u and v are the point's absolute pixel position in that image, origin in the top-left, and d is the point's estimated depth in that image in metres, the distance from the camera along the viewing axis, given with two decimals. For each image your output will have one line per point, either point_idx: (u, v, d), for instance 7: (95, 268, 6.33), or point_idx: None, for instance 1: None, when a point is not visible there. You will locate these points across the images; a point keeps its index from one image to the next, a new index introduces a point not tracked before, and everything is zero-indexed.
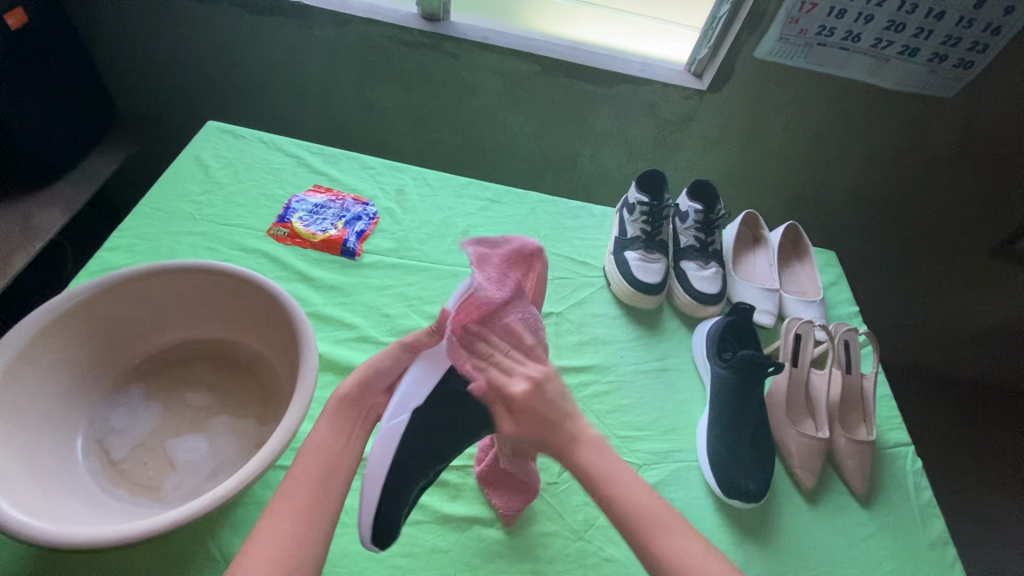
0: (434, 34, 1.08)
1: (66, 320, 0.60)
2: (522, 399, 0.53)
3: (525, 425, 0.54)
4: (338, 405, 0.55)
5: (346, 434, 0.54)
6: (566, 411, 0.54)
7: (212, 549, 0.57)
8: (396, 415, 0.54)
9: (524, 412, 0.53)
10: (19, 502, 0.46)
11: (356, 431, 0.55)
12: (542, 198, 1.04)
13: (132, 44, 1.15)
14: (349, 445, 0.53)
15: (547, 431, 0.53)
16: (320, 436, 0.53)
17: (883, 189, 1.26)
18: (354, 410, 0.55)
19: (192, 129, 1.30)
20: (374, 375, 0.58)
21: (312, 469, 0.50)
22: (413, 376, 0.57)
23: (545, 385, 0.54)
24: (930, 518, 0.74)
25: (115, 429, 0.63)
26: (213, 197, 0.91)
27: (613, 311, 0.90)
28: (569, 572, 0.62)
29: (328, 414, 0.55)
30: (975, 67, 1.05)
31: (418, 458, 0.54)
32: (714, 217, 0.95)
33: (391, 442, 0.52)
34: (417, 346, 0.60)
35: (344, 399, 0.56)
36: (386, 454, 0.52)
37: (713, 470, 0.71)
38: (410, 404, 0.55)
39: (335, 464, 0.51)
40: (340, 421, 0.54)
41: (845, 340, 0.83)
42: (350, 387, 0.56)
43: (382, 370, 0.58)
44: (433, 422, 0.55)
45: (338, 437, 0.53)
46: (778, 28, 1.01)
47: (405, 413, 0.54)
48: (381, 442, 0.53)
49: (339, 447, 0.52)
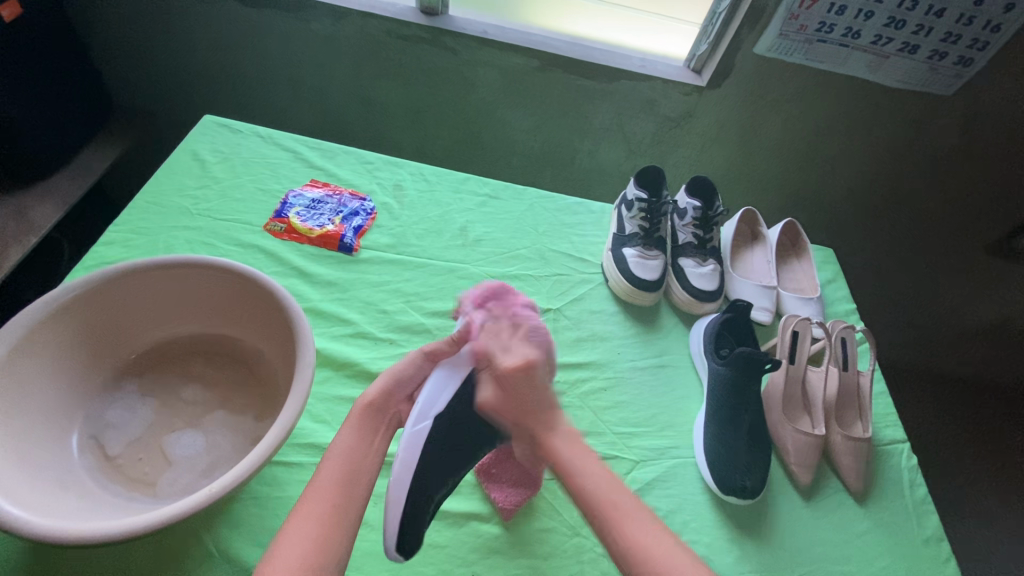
0: (432, 29, 1.07)
1: (62, 314, 0.59)
2: (508, 373, 0.55)
3: (502, 397, 0.56)
4: (363, 412, 0.56)
5: (369, 437, 0.54)
6: (542, 401, 0.56)
7: (208, 546, 0.57)
8: (419, 421, 0.56)
9: (506, 382, 0.55)
10: (12, 496, 0.46)
11: (380, 435, 0.56)
12: (540, 194, 1.04)
13: (128, 38, 1.15)
14: (372, 450, 0.54)
15: (521, 411, 0.56)
16: (344, 441, 0.53)
17: (879, 187, 1.26)
18: (380, 415, 0.56)
19: (188, 123, 1.29)
20: (396, 382, 0.59)
21: (337, 468, 0.51)
22: (434, 383, 0.58)
23: (529, 374, 0.55)
24: (924, 515, 0.74)
25: (112, 424, 0.63)
26: (209, 191, 0.90)
27: (610, 308, 0.90)
28: (565, 568, 0.62)
29: (353, 418, 0.55)
30: (975, 65, 1.05)
31: (435, 468, 0.56)
32: (713, 214, 0.95)
33: (417, 447, 0.55)
34: (436, 355, 0.61)
35: (368, 407, 0.56)
36: (413, 456, 0.54)
37: (708, 467, 0.72)
38: (432, 411, 0.57)
39: (356, 468, 0.52)
40: (363, 428, 0.55)
41: (842, 337, 0.84)
42: (374, 395, 0.57)
43: (404, 379, 0.59)
44: (455, 427, 0.58)
45: (362, 442, 0.54)
46: (779, 24, 1.00)
47: (428, 419, 0.56)
48: (405, 445, 0.55)
49: (363, 448, 0.53)
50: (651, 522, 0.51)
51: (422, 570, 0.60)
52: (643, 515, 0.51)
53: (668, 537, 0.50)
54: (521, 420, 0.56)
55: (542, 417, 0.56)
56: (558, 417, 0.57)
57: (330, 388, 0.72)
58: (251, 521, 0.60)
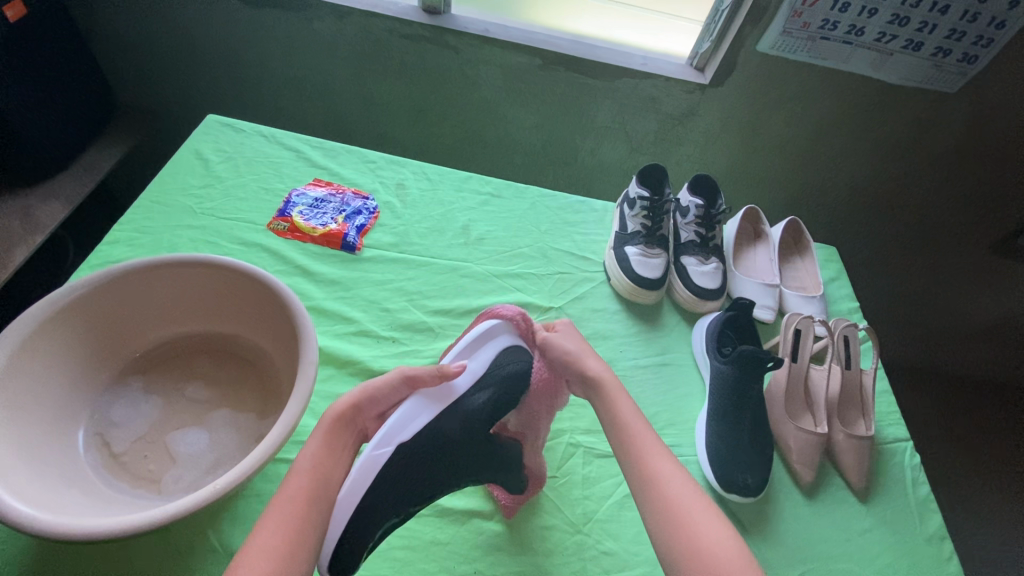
0: (434, 27, 1.07)
1: (68, 312, 0.60)
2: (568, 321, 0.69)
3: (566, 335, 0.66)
4: (334, 423, 0.55)
5: (338, 450, 0.54)
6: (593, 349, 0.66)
7: (213, 541, 0.58)
8: (380, 445, 0.55)
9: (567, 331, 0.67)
10: (21, 493, 0.47)
11: (346, 451, 0.55)
12: (542, 192, 1.04)
13: (132, 37, 1.15)
14: (340, 463, 0.54)
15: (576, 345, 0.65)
16: (314, 451, 0.53)
17: (883, 185, 1.26)
18: (347, 430, 0.56)
19: (191, 123, 1.30)
20: (368, 401, 0.57)
21: (308, 476, 0.51)
22: (409, 409, 0.58)
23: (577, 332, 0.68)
24: (927, 513, 0.74)
25: (117, 422, 0.63)
26: (213, 191, 0.91)
27: (612, 307, 0.90)
28: (567, 565, 0.63)
29: (322, 429, 0.55)
30: (979, 62, 1.05)
31: (392, 495, 0.55)
32: (715, 212, 0.95)
33: (368, 474, 0.53)
34: (417, 381, 0.59)
35: (340, 418, 0.56)
36: (366, 479, 0.53)
37: (711, 465, 0.72)
38: (399, 437, 0.56)
39: (325, 479, 0.52)
40: (333, 439, 0.54)
41: (845, 335, 0.84)
42: (345, 406, 0.56)
43: (377, 399, 0.58)
44: (417, 459, 0.56)
45: (332, 454, 0.54)
46: (782, 21, 1.00)
47: (392, 444, 0.55)
48: (362, 466, 0.54)
49: (331, 460, 0.53)
50: (675, 462, 0.56)
51: (426, 566, 0.60)
52: (667, 456, 0.56)
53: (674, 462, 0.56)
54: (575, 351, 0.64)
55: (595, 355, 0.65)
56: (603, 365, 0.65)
57: (334, 386, 0.72)
58: (255, 518, 0.60)
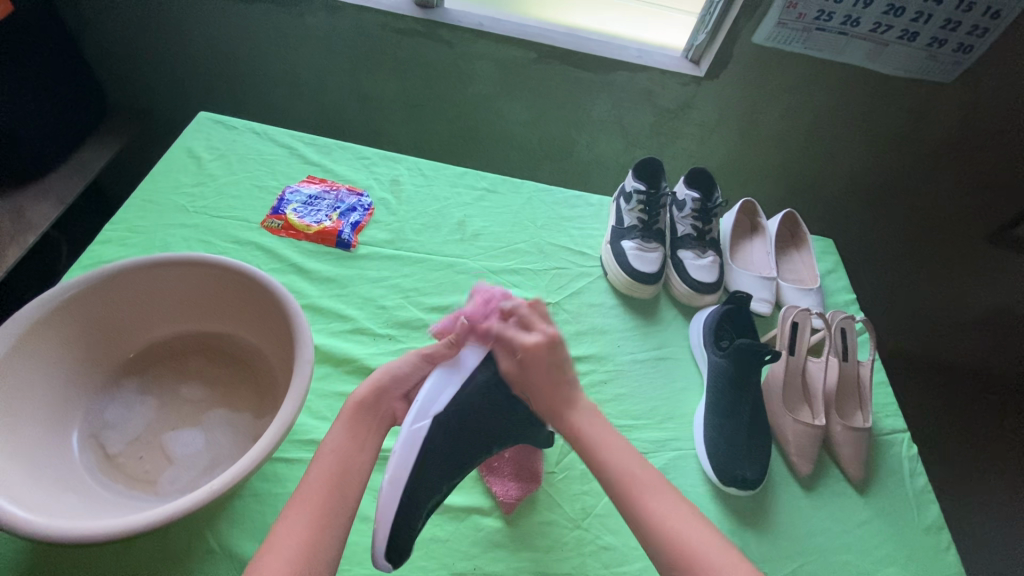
0: (427, 21, 1.07)
1: (57, 313, 0.59)
2: (533, 349, 0.57)
3: (529, 372, 0.58)
4: (355, 411, 0.56)
5: (360, 438, 0.55)
6: (561, 378, 0.58)
7: (211, 542, 0.58)
8: (417, 419, 0.55)
9: (529, 360, 0.58)
10: (11, 495, 0.46)
11: (371, 437, 0.55)
12: (538, 187, 1.03)
13: (121, 34, 1.14)
14: (366, 447, 0.54)
15: (542, 385, 0.58)
16: (337, 439, 0.54)
17: (878, 176, 1.25)
18: (371, 415, 0.56)
19: (183, 122, 1.29)
20: (390, 380, 0.58)
21: (326, 471, 0.51)
22: (434, 381, 0.58)
23: (556, 347, 0.58)
24: (925, 503, 0.74)
25: (111, 423, 0.63)
26: (205, 189, 0.90)
27: (610, 301, 0.90)
28: (567, 560, 0.63)
29: (345, 416, 0.56)
30: (974, 52, 1.05)
31: (434, 471, 0.56)
32: (711, 206, 0.94)
33: (415, 446, 0.54)
34: (435, 357, 0.60)
35: (360, 404, 0.56)
36: (411, 455, 0.54)
37: (708, 457, 0.72)
38: (432, 409, 0.56)
39: (348, 467, 0.52)
40: (356, 426, 0.55)
41: (842, 327, 0.82)
42: (366, 392, 0.57)
43: (400, 378, 0.59)
44: (454, 430, 0.58)
45: (355, 442, 0.54)
46: (777, 12, 1.00)
47: (427, 417, 0.56)
48: (405, 442, 0.54)
49: (352, 449, 0.53)
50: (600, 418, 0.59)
51: (424, 564, 0.60)
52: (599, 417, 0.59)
53: (607, 426, 0.58)
54: (542, 395, 0.58)
55: (565, 388, 0.58)
56: (577, 394, 0.59)
57: (330, 385, 0.72)
58: (253, 518, 0.60)
